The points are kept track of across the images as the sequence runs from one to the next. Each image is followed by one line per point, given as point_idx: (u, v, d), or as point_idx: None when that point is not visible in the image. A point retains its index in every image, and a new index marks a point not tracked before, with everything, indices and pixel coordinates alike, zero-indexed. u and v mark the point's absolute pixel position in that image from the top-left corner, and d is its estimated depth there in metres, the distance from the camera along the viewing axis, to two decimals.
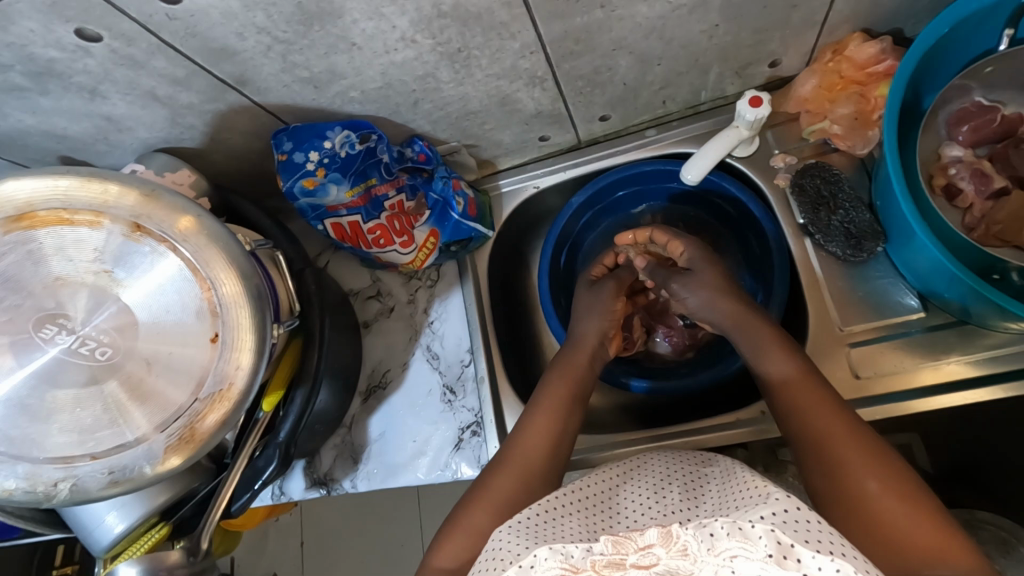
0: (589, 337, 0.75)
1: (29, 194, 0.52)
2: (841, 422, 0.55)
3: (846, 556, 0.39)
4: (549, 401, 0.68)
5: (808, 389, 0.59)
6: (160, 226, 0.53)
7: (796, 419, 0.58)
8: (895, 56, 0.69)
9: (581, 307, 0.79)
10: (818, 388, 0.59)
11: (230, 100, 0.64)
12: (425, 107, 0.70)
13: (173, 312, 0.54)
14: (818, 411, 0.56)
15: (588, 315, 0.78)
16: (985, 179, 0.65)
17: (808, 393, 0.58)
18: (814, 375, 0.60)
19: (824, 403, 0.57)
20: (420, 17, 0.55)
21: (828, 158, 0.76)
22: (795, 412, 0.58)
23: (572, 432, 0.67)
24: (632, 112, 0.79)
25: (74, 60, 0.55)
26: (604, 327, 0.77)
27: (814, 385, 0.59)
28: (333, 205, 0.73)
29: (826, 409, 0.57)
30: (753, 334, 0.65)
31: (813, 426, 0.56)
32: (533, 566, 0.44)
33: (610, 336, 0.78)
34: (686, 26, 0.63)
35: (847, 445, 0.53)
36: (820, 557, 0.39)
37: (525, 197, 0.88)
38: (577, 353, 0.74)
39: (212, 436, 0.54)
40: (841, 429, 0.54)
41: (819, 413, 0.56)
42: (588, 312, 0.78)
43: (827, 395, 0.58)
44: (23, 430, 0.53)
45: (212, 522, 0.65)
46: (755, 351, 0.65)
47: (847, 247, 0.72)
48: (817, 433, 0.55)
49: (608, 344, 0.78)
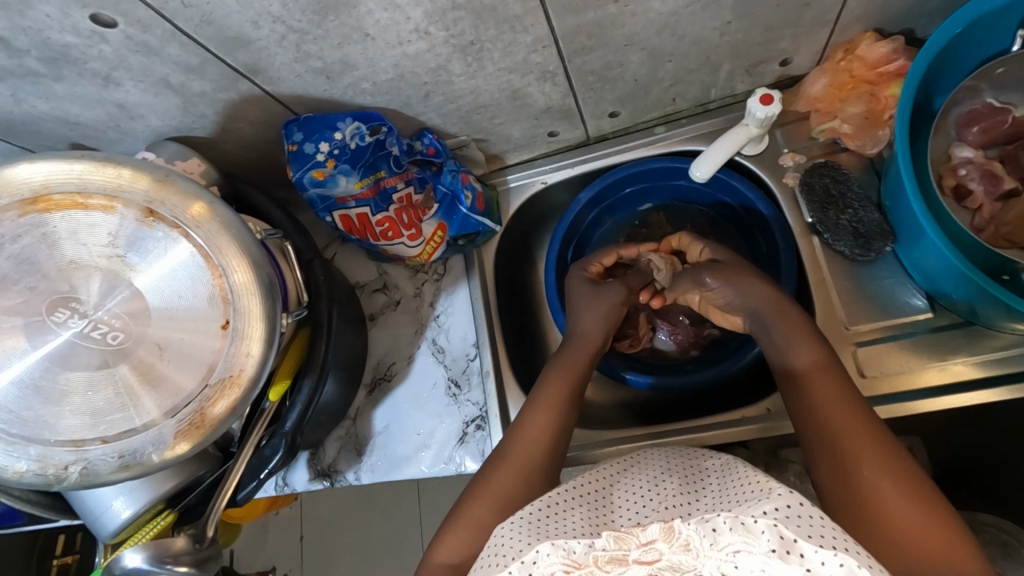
0: (590, 334, 0.75)
1: (43, 176, 0.52)
2: (856, 420, 0.55)
3: (850, 551, 0.40)
4: (549, 398, 0.68)
5: (824, 382, 0.58)
6: (173, 212, 0.53)
7: (810, 411, 0.57)
8: (906, 55, 0.69)
9: (581, 304, 0.77)
10: (836, 382, 0.58)
11: (242, 89, 0.64)
12: (437, 100, 0.71)
13: (185, 298, 0.54)
14: (834, 407, 0.56)
15: (588, 314, 0.76)
16: (995, 180, 0.66)
17: (825, 384, 0.58)
18: (833, 368, 0.60)
19: (840, 397, 0.57)
20: (434, 9, 0.56)
21: (836, 158, 0.76)
22: (810, 402, 0.58)
23: (570, 430, 0.67)
24: (642, 108, 0.79)
25: (90, 46, 0.55)
26: (603, 329, 0.76)
27: (830, 376, 0.59)
28: (342, 196, 0.73)
29: (841, 403, 0.56)
30: (783, 325, 0.64)
31: (826, 419, 0.56)
32: (535, 562, 0.44)
33: (610, 337, 0.77)
34: (699, 23, 0.63)
35: (860, 443, 0.53)
36: (823, 552, 0.39)
37: (533, 193, 0.88)
38: (579, 344, 0.74)
39: (222, 423, 0.54)
40: (856, 426, 0.54)
41: (834, 407, 0.56)
42: (584, 311, 0.76)
43: (844, 389, 0.57)
44: (36, 412, 0.53)
45: (217, 510, 0.64)
46: (783, 341, 0.63)
47: (855, 247, 0.72)
48: (830, 427, 0.55)
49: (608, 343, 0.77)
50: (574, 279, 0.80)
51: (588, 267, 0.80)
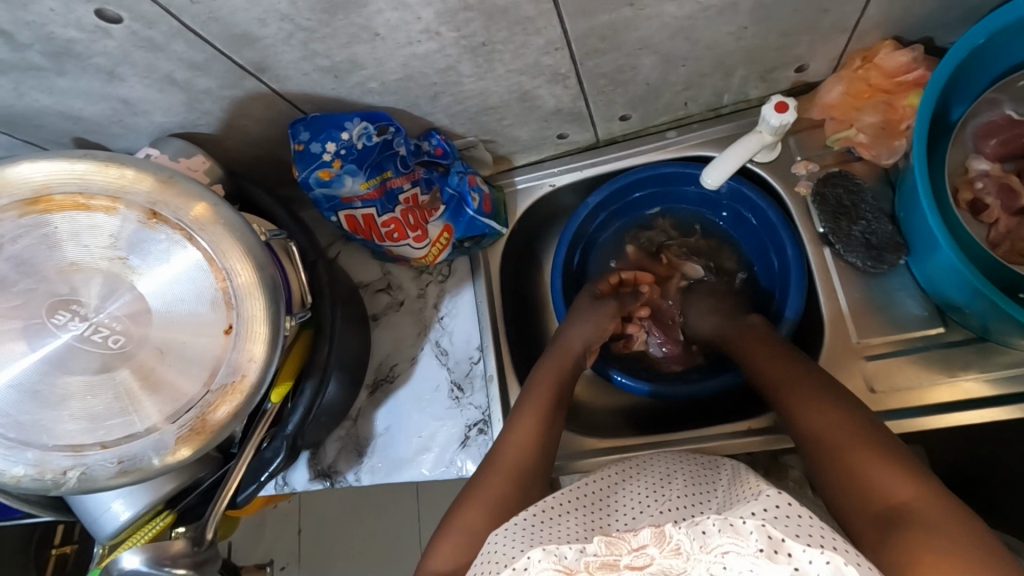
0: (572, 342, 0.76)
1: (44, 176, 0.51)
2: (839, 415, 0.56)
3: (838, 549, 0.39)
4: (532, 404, 0.68)
5: (804, 387, 0.60)
6: (176, 213, 0.52)
7: (798, 416, 0.58)
8: (926, 65, 0.67)
9: (575, 312, 0.79)
10: (815, 385, 0.60)
11: (247, 87, 0.63)
12: (445, 100, 0.69)
13: (187, 302, 0.53)
14: (819, 407, 0.57)
15: (580, 321, 0.78)
16: (1012, 195, 0.65)
17: (805, 387, 0.60)
18: (814, 374, 0.62)
19: (822, 398, 0.58)
20: (445, 10, 0.54)
21: (850, 167, 0.75)
22: (795, 407, 0.59)
23: (557, 438, 0.67)
24: (653, 112, 0.78)
25: (93, 41, 0.54)
26: (591, 338, 0.77)
27: (809, 382, 0.60)
28: (348, 196, 0.73)
29: (824, 402, 0.58)
30: (763, 351, 0.68)
31: (811, 421, 0.57)
32: (527, 568, 0.43)
33: (593, 349, 0.78)
34: (715, 27, 0.62)
35: (846, 433, 0.54)
36: (811, 551, 0.39)
37: (541, 195, 0.87)
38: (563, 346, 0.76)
39: (222, 428, 0.53)
40: (840, 418, 0.55)
41: (826, 412, 0.56)
42: (574, 323, 0.78)
43: (823, 390, 0.59)
44: (33, 416, 0.52)
45: (217, 511, 0.64)
46: (760, 364, 0.67)
47: (867, 258, 0.71)
48: (816, 425, 0.56)
49: (590, 356, 0.78)
50: (584, 293, 0.82)
51: (598, 284, 0.84)
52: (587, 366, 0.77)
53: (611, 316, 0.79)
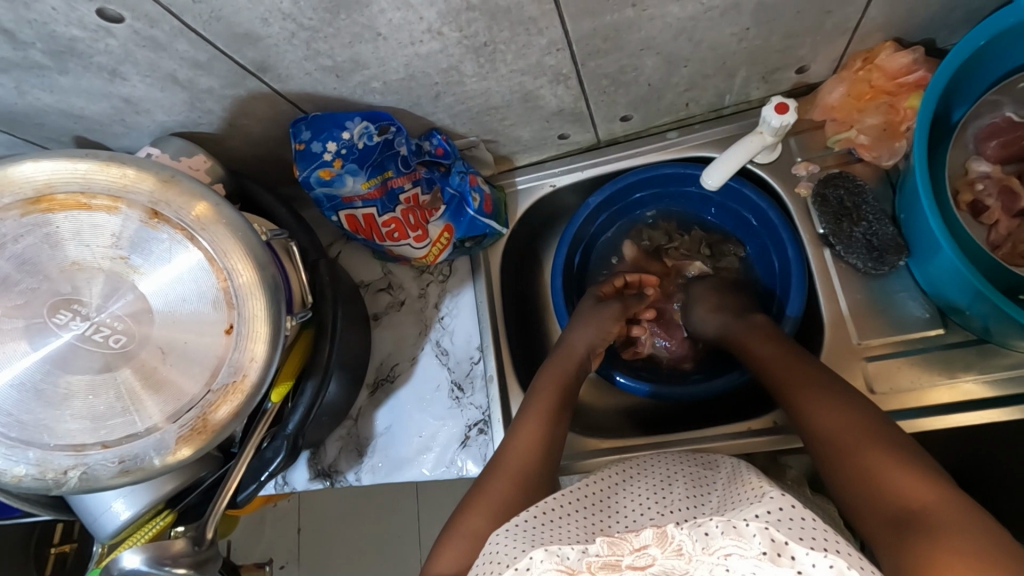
0: (575, 346, 0.76)
1: (47, 176, 0.51)
2: (845, 413, 0.56)
3: (840, 552, 0.39)
4: (535, 407, 0.68)
5: (808, 385, 0.60)
6: (178, 213, 0.52)
7: (804, 415, 0.58)
8: (927, 67, 0.67)
9: (578, 315, 0.79)
10: (820, 383, 0.60)
11: (249, 86, 0.63)
12: (447, 100, 0.69)
13: (189, 302, 0.53)
14: (824, 405, 0.57)
15: (582, 324, 0.78)
16: (1012, 197, 0.65)
17: (811, 386, 0.60)
18: (818, 371, 0.62)
19: (828, 396, 0.58)
20: (448, 10, 0.54)
21: (851, 168, 0.75)
22: (802, 406, 0.59)
23: (560, 439, 0.67)
24: (655, 112, 0.78)
25: (96, 40, 0.54)
26: (594, 341, 0.77)
27: (813, 380, 0.61)
28: (349, 195, 0.73)
29: (829, 400, 0.58)
30: (767, 351, 0.68)
31: (817, 421, 0.57)
32: (529, 568, 0.43)
33: (599, 352, 0.78)
34: (717, 28, 0.62)
35: (852, 432, 0.54)
36: (813, 554, 0.39)
37: (541, 195, 0.87)
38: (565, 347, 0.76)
39: (224, 428, 0.53)
40: (846, 417, 0.55)
41: (832, 411, 0.56)
42: (577, 326, 0.78)
43: (827, 388, 0.59)
44: (35, 415, 0.52)
45: (217, 511, 0.64)
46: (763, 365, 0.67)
47: (869, 260, 0.71)
48: (823, 424, 0.56)
49: (595, 359, 0.78)
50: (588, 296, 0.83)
51: (600, 287, 0.84)
52: (592, 368, 0.77)
53: (613, 320, 0.79)
